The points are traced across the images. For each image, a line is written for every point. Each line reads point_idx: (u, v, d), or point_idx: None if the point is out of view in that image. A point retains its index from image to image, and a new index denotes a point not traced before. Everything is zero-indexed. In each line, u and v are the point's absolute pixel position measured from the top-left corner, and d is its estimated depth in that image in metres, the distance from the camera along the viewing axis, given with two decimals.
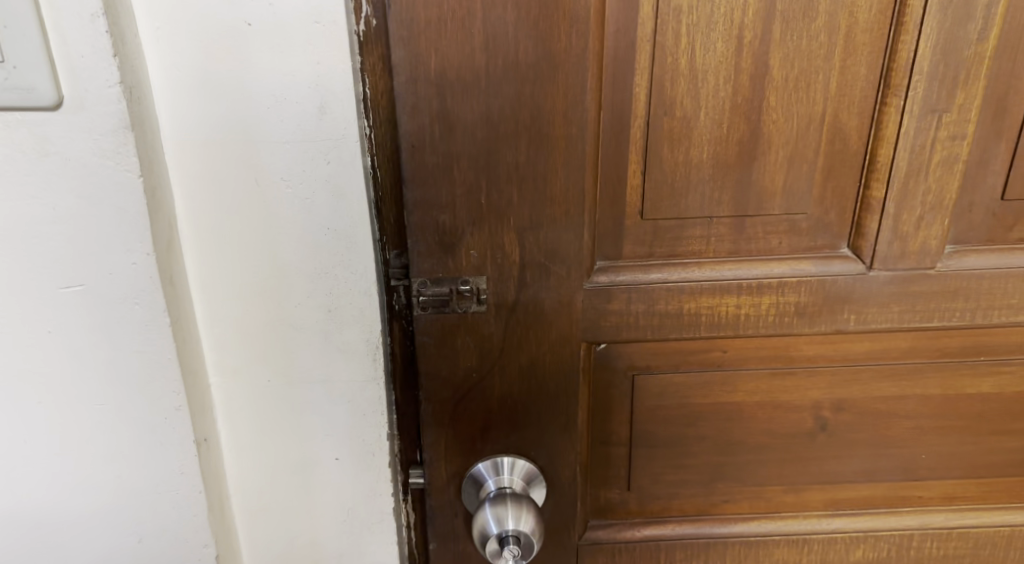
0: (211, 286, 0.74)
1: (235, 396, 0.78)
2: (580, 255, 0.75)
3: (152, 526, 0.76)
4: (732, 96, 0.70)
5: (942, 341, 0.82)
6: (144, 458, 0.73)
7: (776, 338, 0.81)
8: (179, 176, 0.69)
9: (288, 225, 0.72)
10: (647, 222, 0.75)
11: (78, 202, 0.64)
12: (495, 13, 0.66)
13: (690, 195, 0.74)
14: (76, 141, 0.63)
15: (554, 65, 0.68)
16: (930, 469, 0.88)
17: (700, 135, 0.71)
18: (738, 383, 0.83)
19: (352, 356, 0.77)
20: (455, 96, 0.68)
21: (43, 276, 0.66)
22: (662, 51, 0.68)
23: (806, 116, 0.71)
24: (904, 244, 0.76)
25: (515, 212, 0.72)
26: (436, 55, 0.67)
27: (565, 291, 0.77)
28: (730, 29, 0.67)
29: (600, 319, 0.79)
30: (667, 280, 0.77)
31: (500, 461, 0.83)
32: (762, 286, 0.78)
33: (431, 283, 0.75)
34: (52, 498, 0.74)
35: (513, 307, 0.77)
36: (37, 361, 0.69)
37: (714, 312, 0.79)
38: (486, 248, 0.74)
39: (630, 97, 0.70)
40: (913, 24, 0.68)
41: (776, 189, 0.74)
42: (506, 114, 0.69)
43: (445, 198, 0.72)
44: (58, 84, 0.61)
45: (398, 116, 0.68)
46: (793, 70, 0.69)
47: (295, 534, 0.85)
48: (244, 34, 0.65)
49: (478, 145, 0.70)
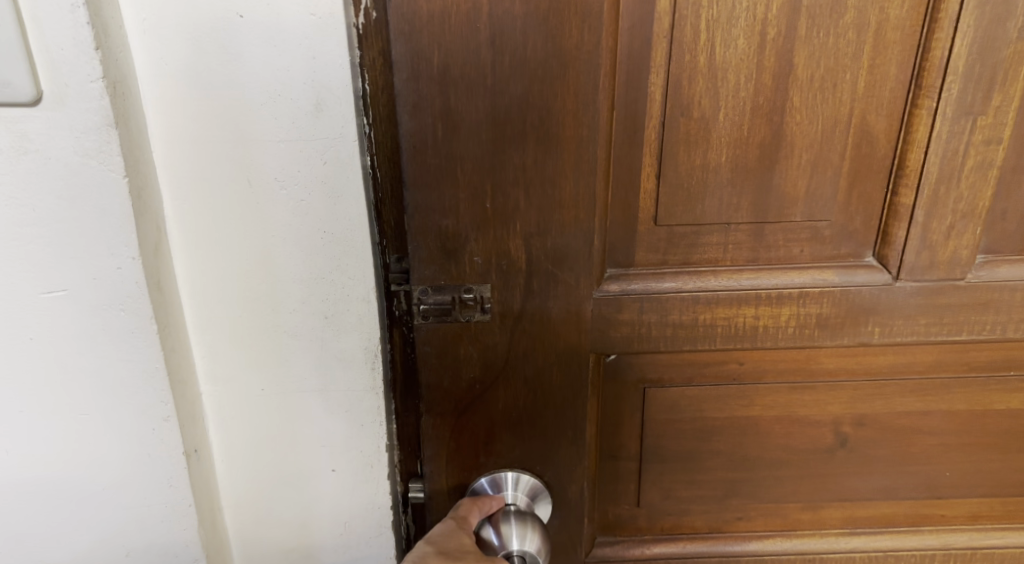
0: (202, 291, 0.70)
1: (228, 406, 0.75)
2: (589, 262, 0.71)
3: (140, 540, 0.72)
4: (754, 97, 0.67)
5: (969, 354, 0.79)
6: (130, 471, 0.70)
7: (796, 350, 0.78)
8: (168, 176, 0.66)
9: (283, 227, 0.68)
10: (662, 230, 0.72)
11: (60, 203, 0.61)
12: (503, 7, 0.62)
13: (707, 199, 0.70)
14: (57, 139, 0.59)
15: (564, 61, 0.64)
16: (954, 488, 0.85)
17: (719, 137, 0.68)
18: (754, 396, 0.80)
19: (349, 364, 0.74)
20: (460, 93, 0.65)
21: (23, 281, 0.63)
22: (680, 49, 0.65)
23: (832, 117, 0.68)
24: (933, 253, 0.73)
25: (522, 216, 0.69)
26: (439, 50, 0.63)
27: (573, 300, 0.73)
28: (753, 26, 0.64)
29: (611, 330, 0.75)
30: (680, 290, 0.74)
31: (504, 475, 0.80)
32: (783, 297, 0.74)
33: (433, 290, 0.72)
34: (34, 513, 0.70)
35: (519, 316, 0.73)
36: (18, 370, 0.65)
37: (731, 323, 0.76)
38: (491, 254, 0.70)
39: (644, 96, 0.67)
40: (948, 21, 0.65)
41: (799, 195, 0.70)
42: (513, 113, 0.65)
43: (448, 202, 0.68)
44: (37, 79, 0.57)
45: (398, 115, 0.65)
46: (819, 69, 0.66)
47: (289, 547, 0.81)
48: (236, 27, 0.61)
49: (483, 146, 0.66)
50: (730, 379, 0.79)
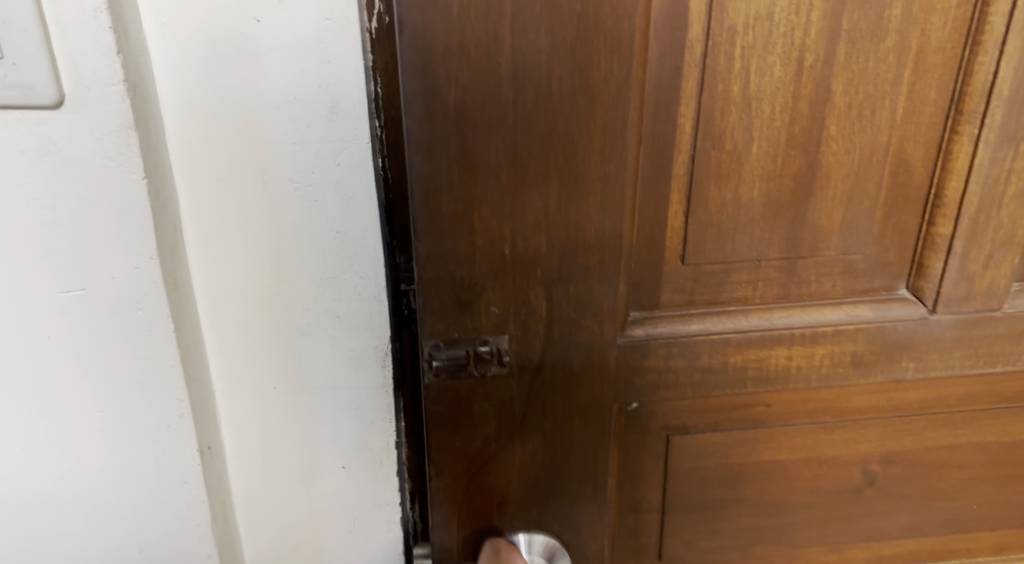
0: (216, 291, 0.70)
1: (239, 404, 0.75)
2: (614, 308, 0.69)
3: (155, 536, 0.73)
4: (789, 125, 0.65)
5: (1000, 385, 0.79)
6: (145, 468, 0.70)
7: (826, 389, 0.77)
8: (183, 177, 0.65)
9: (297, 228, 0.68)
10: (690, 271, 0.70)
11: (80, 205, 0.61)
12: (527, 39, 0.59)
13: (738, 236, 0.69)
14: (78, 141, 0.59)
15: (591, 97, 0.61)
16: (979, 522, 0.86)
17: (751, 169, 0.66)
18: (782, 439, 0.79)
19: (360, 363, 0.74)
20: (479, 132, 0.61)
21: (41, 281, 0.63)
22: (713, 76, 0.63)
23: (870, 146, 0.66)
24: (970, 285, 0.72)
25: (543, 261, 0.66)
26: (456, 86, 0.60)
27: (596, 348, 0.71)
28: (790, 51, 0.62)
29: (636, 377, 0.73)
30: (710, 332, 0.72)
31: (518, 538, 0.77)
32: (815, 335, 0.73)
33: (445, 344, 0.69)
34: (50, 508, 0.71)
35: (538, 367, 0.71)
36: (35, 368, 0.65)
37: (763, 364, 0.74)
38: (509, 303, 0.68)
39: (675, 128, 0.65)
40: (991, 44, 0.63)
41: (833, 227, 0.69)
42: (534, 152, 0.63)
43: (463, 249, 0.65)
44: (59, 81, 0.57)
45: (410, 157, 0.62)
46: (858, 96, 0.64)
47: (299, 543, 0.82)
48: (252, 31, 0.61)
49: (501, 188, 0.63)
50: (757, 423, 0.78)
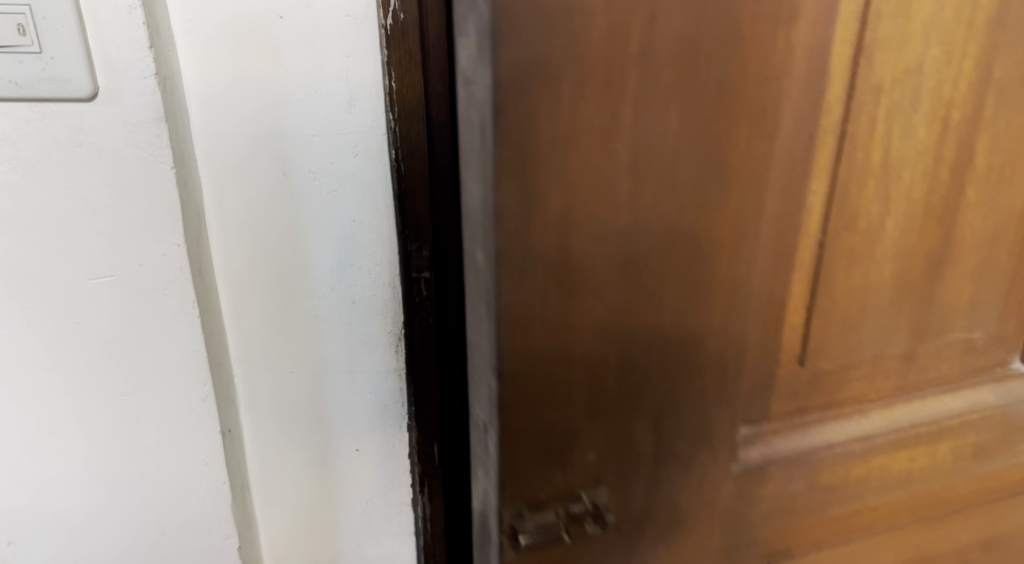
0: (236, 279, 0.72)
1: (257, 388, 0.77)
2: (728, 434, 0.62)
3: (176, 517, 0.75)
4: (928, 196, 0.60)
5: None
6: (168, 451, 0.73)
7: (938, 484, 0.74)
8: (207, 168, 0.68)
9: (315, 217, 0.70)
10: (806, 369, 0.63)
11: (110, 193, 0.63)
12: (654, 115, 0.50)
13: (865, 328, 0.63)
14: (110, 132, 0.61)
15: (723, 183, 0.54)
16: None
17: (885, 250, 0.60)
18: (886, 547, 0.75)
19: (374, 348, 0.77)
20: (584, 240, 0.52)
21: (72, 268, 0.65)
22: (852, 147, 0.56)
23: (1006, 212, 0.63)
24: None
25: (652, 390, 0.58)
26: (562, 191, 0.50)
27: (705, 487, 0.64)
28: (936, 105, 0.57)
29: (749, 505, 0.66)
30: (823, 440, 0.66)
31: None
32: (935, 426, 0.70)
33: (530, 511, 0.59)
34: (76, 490, 0.73)
35: (641, 519, 0.63)
36: (65, 352, 0.68)
37: (882, 468, 0.70)
38: (609, 446, 0.59)
39: (803, 208, 0.57)
40: None
41: (960, 305, 0.65)
42: (654, 260, 0.54)
43: (558, 388, 0.56)
44: (94, 75, 0.59)
45: (499, 283, 0.52)
46: (1003, 158, 0.61)
47: (314, 523, 0.85)
48: (276, 27, 0.63)
49: (608, 309, 0.54)
50: (863, 531, 0.73)
